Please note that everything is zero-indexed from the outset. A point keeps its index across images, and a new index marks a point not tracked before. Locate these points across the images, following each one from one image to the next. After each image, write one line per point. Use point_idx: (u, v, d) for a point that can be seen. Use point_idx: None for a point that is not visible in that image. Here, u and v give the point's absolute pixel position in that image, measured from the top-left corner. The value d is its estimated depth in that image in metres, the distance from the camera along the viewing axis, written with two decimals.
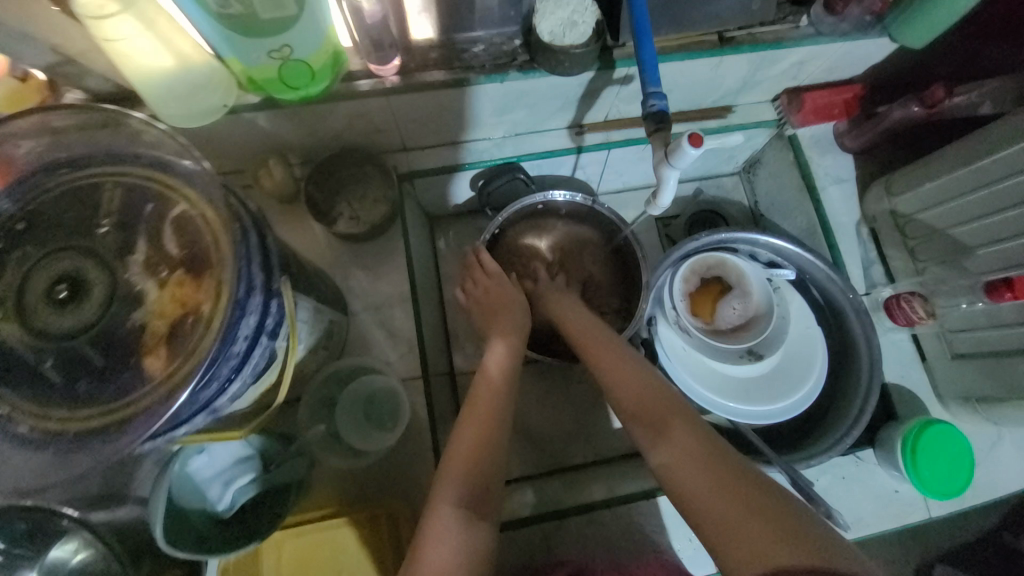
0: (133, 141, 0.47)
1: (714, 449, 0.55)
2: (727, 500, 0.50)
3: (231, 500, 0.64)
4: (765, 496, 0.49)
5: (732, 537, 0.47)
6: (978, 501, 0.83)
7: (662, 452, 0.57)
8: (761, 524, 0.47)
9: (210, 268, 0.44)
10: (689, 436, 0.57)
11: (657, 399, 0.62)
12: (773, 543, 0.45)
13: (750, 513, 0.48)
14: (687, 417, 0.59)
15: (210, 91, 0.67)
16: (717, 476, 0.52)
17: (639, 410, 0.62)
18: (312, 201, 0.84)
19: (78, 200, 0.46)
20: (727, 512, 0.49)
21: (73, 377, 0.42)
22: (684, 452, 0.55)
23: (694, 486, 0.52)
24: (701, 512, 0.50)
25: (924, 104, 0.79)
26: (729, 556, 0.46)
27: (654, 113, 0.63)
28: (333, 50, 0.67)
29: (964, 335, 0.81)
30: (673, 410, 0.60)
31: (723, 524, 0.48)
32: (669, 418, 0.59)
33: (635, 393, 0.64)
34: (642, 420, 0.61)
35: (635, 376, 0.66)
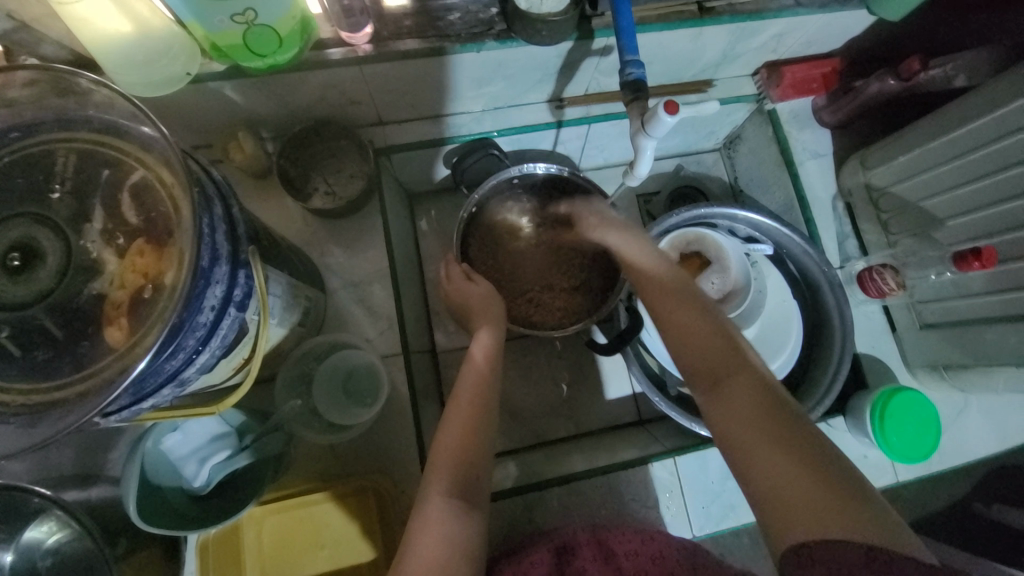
0: (82, 104, 0.44)
1: (780, 411, 0.51)
2: (783, 456, 0.48)
3: (207, 477, 0.63)
4: (828, 463, 0.47)
5: (779, 492, 0.46)
6: (944, 465, 0.87)
7: (723, 405, 0.54)
8: (813, 486, 0.45)
9: (172, 236, 0.43)
10: (754, 393, 0.53)
11: (720, 350, 0.59)
12: (820, 505, 0.44)
13: (803, 474, 0.46)
14: (752, 373, 0.56)
15: (171, 57, 0.64)
16: (778, 437, 0.49)
17: (704, 360, 0.59)
18: (285, 175, 0.82)
19: (30, 166, 0.43)
20: (782, 470, 0.47)
21: (29, 348, 0.40)
22: (747, 407, 0.52)
23: (750, 442, 0.50)
24: (755, 469, 0.48)
25: (900, 77, 0.79)
26: (771, 511, 0.46)
27: (630, 82, 0.62)
28: (300, 16, 0.64)
29: (932, 306, 0.83)
30: (739, 363, 0.57)
31: (773, 479, 0.47)
32: (734, 372, 0.56)
33: (697, 343, 0.60)
34: (703, 372, 0.58)
35: (699, 326, 0.62)
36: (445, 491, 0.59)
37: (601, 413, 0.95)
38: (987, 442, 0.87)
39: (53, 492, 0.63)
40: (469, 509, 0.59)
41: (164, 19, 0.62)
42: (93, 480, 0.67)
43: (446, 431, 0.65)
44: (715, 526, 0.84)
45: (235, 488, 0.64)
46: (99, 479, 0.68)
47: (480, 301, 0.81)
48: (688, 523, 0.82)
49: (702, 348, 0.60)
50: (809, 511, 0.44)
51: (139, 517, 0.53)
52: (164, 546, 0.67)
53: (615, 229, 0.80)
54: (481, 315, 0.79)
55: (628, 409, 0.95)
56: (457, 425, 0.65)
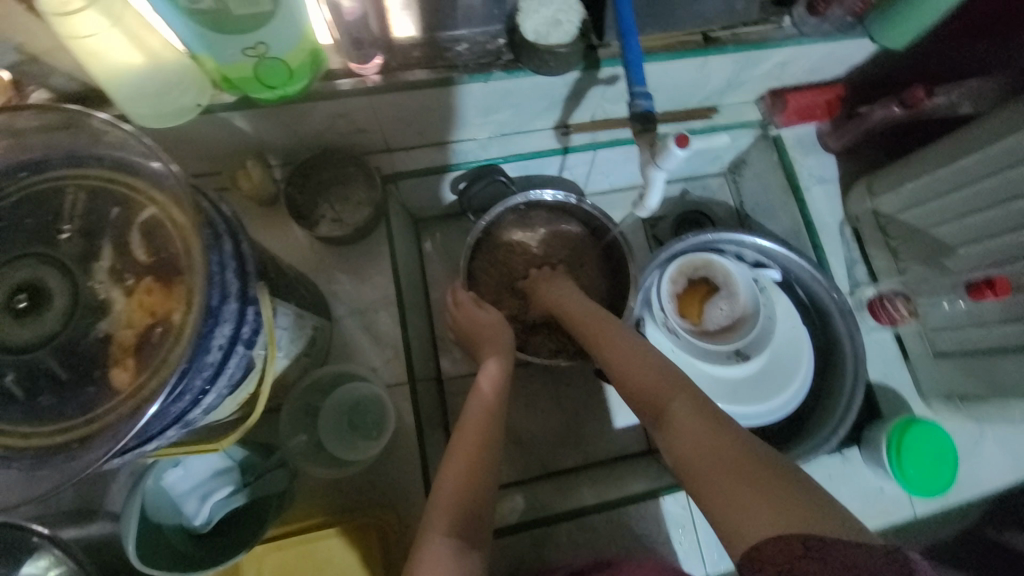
0: (94, 140, 0.44)
1: (718, 424, 0.49)
2: (716, 463, 0.46)
3: (208, 515, 0.62)
4: (758, 457, 0.45)
5: (726, 505, 0.43)
6: (962, 497, 0.85)
7: (666, 431, 0.52)
8: (758, 489, 0.42)
9: (182, 274, 0.42)
10: (692, 412, 0.51)
11: (658, 379, 0.58)
12: (767, 507, 0.41)
13: (744, 479, 0.43)
14: (689, 393, 0.54)
15: (183, 90, 0.65)
16: (717, 449, 0.47)
17: (642, 390, 0.58)
18: (293, 203, 0.82)
19: (40, 203, 0.43)
20: (725, 481, 0.44)
21: (34, 391, 0.40)
22: (687, 427, 0.50)
23: (689, 451, 0.48)
24: (695, 479, 0.46)
25: (904, 105, 0.80)
26: (723, 524, 0.42)
27: (638, 113, 0.61)
28: (311, 49, 0.65)
29: (945, 333, 0.82)
30: (675, 387, 0.55)
31: (720, 493, 0.44)
32: (670, 397, 0.55)
33: (634, 374, 0.60)
34: (647, 404, 0.57)
35: (639, 359, 0.62)
36: (455, 532, 0.57)
37: (609, 442, 0.93)
38: (1004, 472, 0.85)
39: (50, 530, 0.62)
40: (477, 550, 0.57)
41: (175, 52, 0.62)
42: (91, 516, 0.65)
43: (453, 465, 0.63)
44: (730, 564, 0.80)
45: (238, 525, 0.62)
46: (96, 515, 0.66)
47: (487, 329, 0.80)
48: (701, 563, 0.79)
49: (642, 380, 0.59)
50: (756, 514, 0.41)
51: (137, 557, 0.51)
52: None
53: (557, 286, 0.83)
54: (489, 345, 0.78)
55: (638, 438, 0.93)
56: (464, 459, 0.63)
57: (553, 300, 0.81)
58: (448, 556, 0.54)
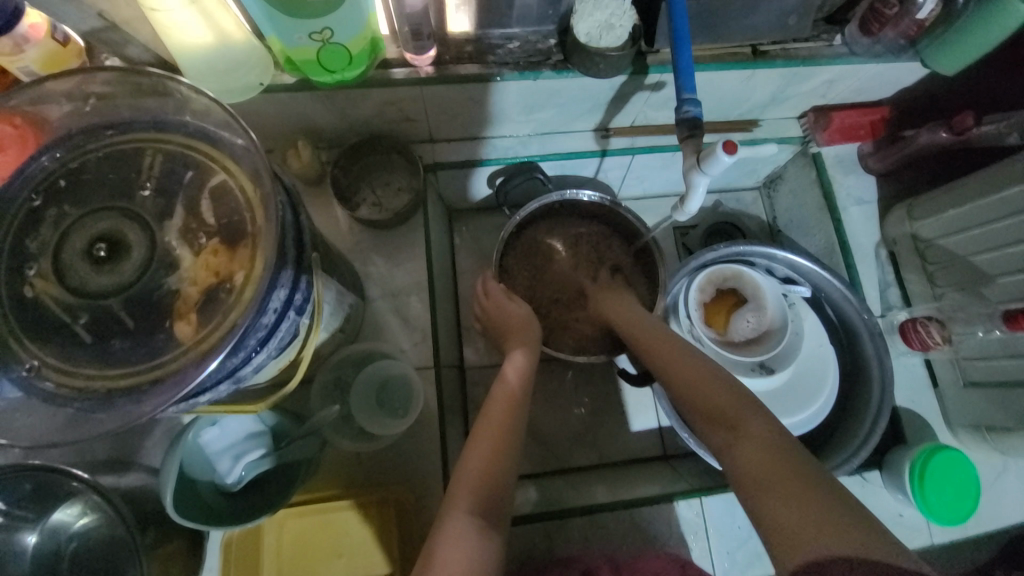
0: (180, 109, 0.47)
1: (785, 445, 0.51)
2: (781, 483, 0.47)
3: (240, 475, 0.63)
4: (823, 483, 0.46)
5: (788, 519, 0.44)
6: (983, 530, 0.83)
7: (729, 444, 0.54)
8: (822, 509, 0.44)
9: (247, 239, 0.45)
10: (759, 430, 0.53)
11: (723, 394, 0.59)
12: (831, 527, 0.42)
13: (810, 498, 0.45)
14: (755, 411, 0.56)
15: (248, 68, 0.68)
16: (784, 468, 0.48)
17: (703, 404, 0.60)
18: (337, 184, 0.85)
19: (121, 162, 0.46)
20: (788, 496, 0.46)
21: (103, 337, 0.42)
22: (753, 444, 0.52)
23: (752, 467, 0.50)
24: (757, 495, 0.48)
25: (952, 131, 0.79)
26: (780, 537, 0.44)
27: (686, 119, 0.63)
28: (370, 37, 0.68)
29: (978, 363, 0.81)
30: (741, 404, 0.57)
31: (781, 506, 0.46)
32: (736, 413, 0.56)
33: (697, 386, 0.62)
34: (707, 416, 0.59)
35: (701, 371, 0.63)
36: (476, 512, 0.58)
37: (625, 444, 0.93)
38: None
39: (91, 476, 0.65)
40: (496, 532, 0.58)
41: (245, 33, 0.65)
42: (128, 467, 0.69)
43: (475, 449, 0.64)
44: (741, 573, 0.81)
45: (266, 487, 0.64)
46: (133, 466, 0.69)
47: (516, 321, 0.81)
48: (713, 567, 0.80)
49: (705, 391, 0.61)
50: (817, 531, 0.42)
51: (173, 507, 0.54)
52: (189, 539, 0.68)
53: (625, 302, 0.82)
54: (516, 337, 0.79)
55: (653, 442, 0.93)
56: (488, 445, 0.64)
57: (624, 318, 0.79)
58: (470, 533, 0.55)
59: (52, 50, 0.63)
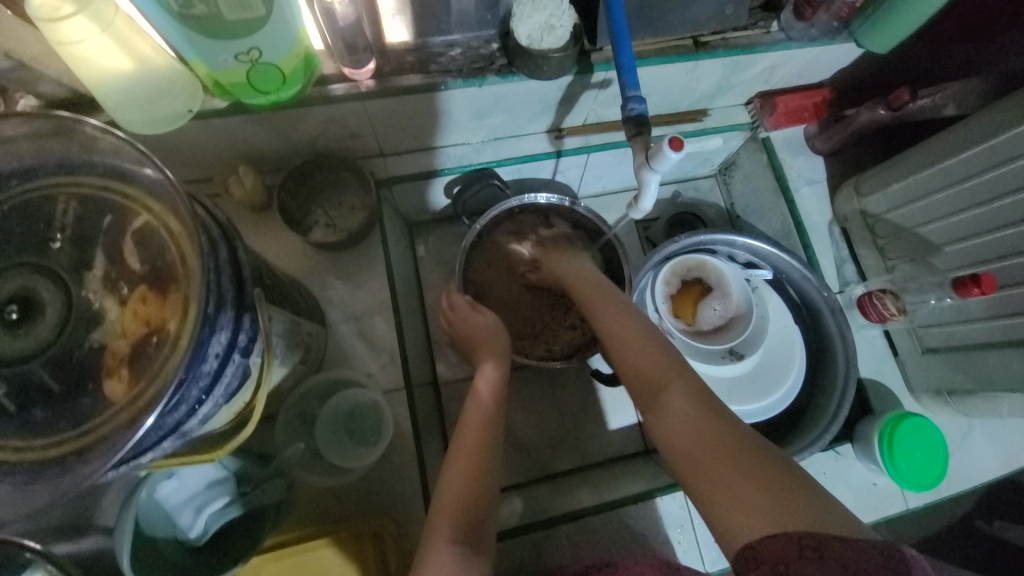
0: (88, 148, 0.43)
1: (719, 418, 0.50)
2: (719, 462, 0.46)
3: (204, 527, 0.60)
4: (752, 453, 0.46)
5: (723, 498, 0.44)
6: (954, 490, 0.86)
7: (664, 418, 0.53)
8: (754, 483, 0.44)
9: (177, 284, 0.41)
10: (691, 405, 0.52)
11: (657, 365, 0.57)
12: (761, 500, 0.42)
13: (742, 475, 0.44)
14: (686, 381, 0.54)
15: (173, 95, 0.64)
16: (717, 443, 0.48)
17: (638, 372, 0.58)
18: (285, 209, 0.81)
19: (31, 212, 0.42)
20: (724, 478, 0.45)
21: (26, 405, 0.39)
22: (687, 419, 0.51)
23: (688, 441, 0.49)
24: (695, 471, 0.47)
25: (890, 107, 0.82)
26: (718, 516, 0.44)
27: (633, 117, 0.63)
28: (304, 53, 0.64)
29: (933, 330, 0.84)
30: (675, 375, 0.55)
31: (717, 484, 0.45)
32: (669, 386, 0.55)
33: (631, 353, 0.60)
34: (641, 386, 0.58)
35: (636, 340, 0.61)
36: (456, 538, 0.57)
37: (607, 443, 0.93)
38: (994, 466, 0.86)
39: (42, 545, 0.60)
40: (480, 555, 0.56)
41: (166, 58, 0.62)
42: (84, 531, 0.64)
43: (451, 473, 0.63)
44: (729, 560, 0.82)
45: (234, 538, 0.61)
46: (89, 529, 0.65)
47: (484, 333, 0.80)
48: (699, 558, 0.81)
49: (641, 364, 0.59)
50: (752, 509, 0.42)
51: (132, 571, 0.49)
52: None
53: (570, 258, 0.81)
54: (486, 349, 0.78)
55: (634, 438, 0.94)
56: (465, 464, 0.63)
57: (566, 272, 0.78)
58: (455, 562, 0.54)
59: None
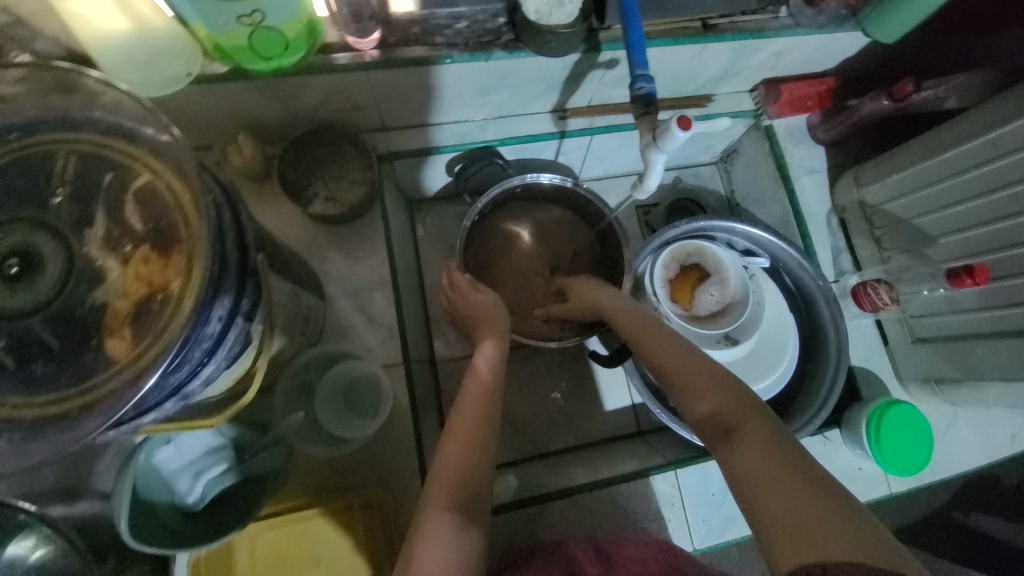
0: (91, 104, 0.43)
1: (787, 447, 0.50)
2: (787, 488, 0.47)
3: (201, 492, 0.62)
4: (822, 485, 0.47)
5: (793, 526, 0.44)
6: (936, 476, 0.89)
7: (730, 439, 0.53)
8: (831, 519, 0.44)
9: (180, 245, 0.41)
10: (766, 436, 0.52)
11: (723, 390, 0.58)
12: (838, 535, 0.42)
13: (812, 504, 0.45)
14: (757, 414, 0.55)
15: (172, 57, 0.62)
16: (784, 469, 0.48)
17: (700, 396, 0.59)
18: (285, 180, 0.80)
19: (29, 166, 0.41)
20: (794, 504, 0.45)
21: (26, 361, 0.38)
22: (758, 447, 0.51)
23: (754, 465, 0.50)
24: (760, 493, 0.47)
25: (893, 98, 0.82)
26: (780, 536, 0.44)
27: (640, 96, 0.62)
28: (308, 19, 0.63)
29: (925, 320, 0.85)
30: (746, 407, 0.55)
31: (788, 511, 0.45)
32: (735, 411, 0.55)
33: (692, 376, 0.61)
34: (706, 412, 0.58)
35: (704, 369, 0.61)
36: (454, 508, 0.57)
37: (601, 424, 0.94)
38: (975, 454, 0.89)
39: (38, 508, 0.60)
40: (476, 525, 0.57)
41: (164, 18, 0.60)
42: (79, 495, 0.64)
43: (448, 446, 0.63)
44: (716, 538, 0.84)
45: (233, 504, 0.61)
46: (85, 494, 0.65)
47: (484, 311, 0.80)
48: (688, 536, 0.83)
49: (706, 389, 0.59)
50: (828, 539, 0.42)
51: (129, 534, 0.50)
52: (152, 564, 0.65)
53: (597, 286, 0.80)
54: (485, 328, 0.78)
55: (628, 420, 0.95)
56: (462, 438, 0.63)
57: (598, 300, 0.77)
58: (451, 531, 0.55)
59: None
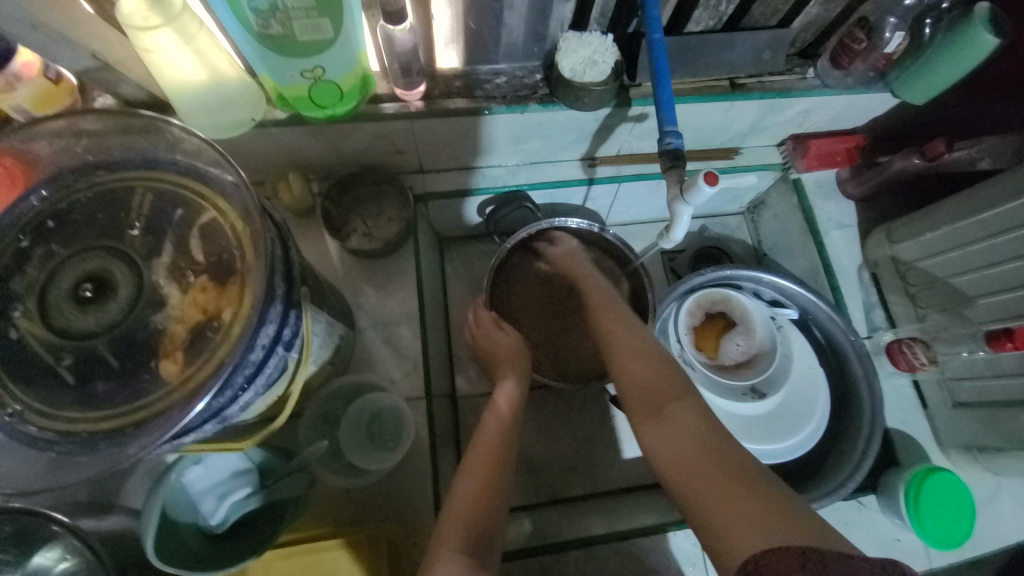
0: (171, 147, 0.48)
1: (715, 435, 0.55)
2: (717, 479, 0.50)
3: (224, 516, 0.62)
4: (749, 472, 0.50)
5: (721, 510, 0.47)
6: (981, 553, 0.82)
7: (664, 432, 0.57)
8: (751, 499, 0.47)
9: (235, 275, 0.45)
10: (694, 423, 0.56)
11: (659, 382, 0.63)
12: (758, 519, 0.45)
13: (742, 491, 0.48)
14: (687, 401, 0.59)
15: (240, 104, 0.69)
16: (708, 457, 0.52)
17: (643, 389, 0.63)
18: (327, 216, 0.85)
19: (112, 201, 0.47)
20: (722, 493, 0.49)
21: (88, 377, 0.42)
22: (693, 442, 0.54)
23: (687, 458, 0.54)
24: (692, 483, 0.51)
25: (925, 157, 0.82)
26: (715, 531, 0.47)
27: (669, 151, 0.65)
28: (361, 74, 0.70)
29: (965, 383, 0.82)
30: (682, 398, 0.60)
31: (711, 497, 0.49)
32: (671, 402, 0.60)
33: (636, 371, 0.65)
34: (644, 403, 0.62)
35: (642, 358, 0.67)
36: (469, 548, 0.57)
37: (621, 472, 0.92)
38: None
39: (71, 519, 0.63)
40: (491, 569, 0.57)
41: (238, 71, 0.67)
42: (108, 509, 0.66)
43: (464, 483, 0.63)
44: None
45: (252, 530, 0.63)
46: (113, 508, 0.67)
47: (507, 350, 0.81)
48: None
49: (647, 379, 0.64)
50: (753, 523, 0.45)
51: (155, 554, 0.51)
52: None
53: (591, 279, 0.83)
54: (508, 366, 0.79)
55: (648, 470, 0.92)
56: (480, 477, 0.63)
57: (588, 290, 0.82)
58: (465, 574, 0.54)
59: (43, 88, 0.64)
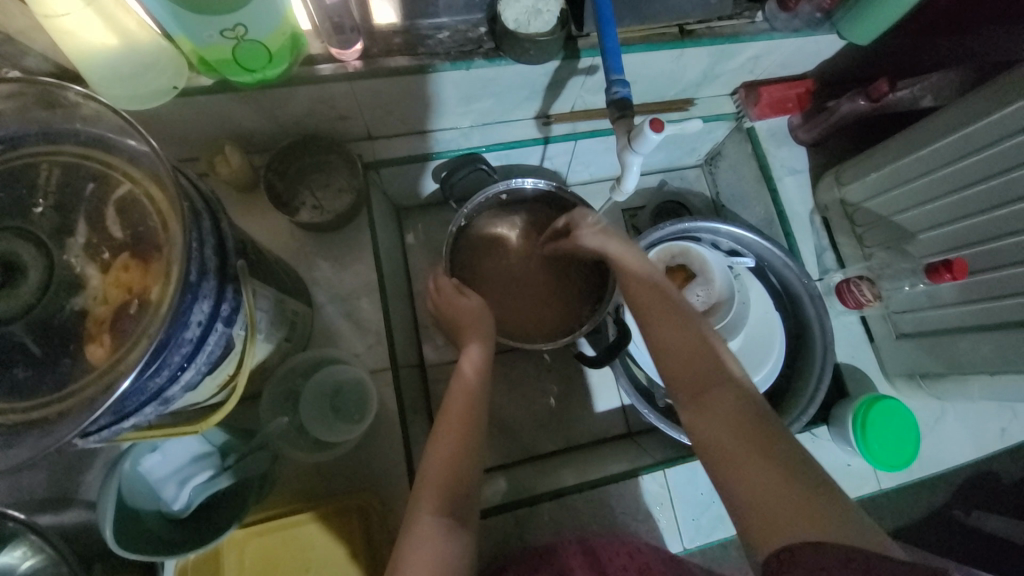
0: (72, 116, 0.44)
1: (760, 422, 0.53)
2: (760, 466, 0.49)
3: (187, 500, 0.61)
4: (795, 464, 0.49)
5: (760, 498, 0.47)
6: (924, 472, 0.89)
7: (702, 415, 0.56)
8: (797, 492, 0.46)
9: (160, 251, 0.42)
10: (735, 408, 0.55)
11: (698, 361, 0.60)
12: (801, 515, 0.44)
13: (787, 483, 0.47)
14: (731, 384, 0.57)
15: (158, 71, 0.64)
16: (751, 445, 0.51)
17: (682, 367, 0.61)
18: (272, 190, 0.81)
19: (13, 179, 0.43)
20: (761, 482, 0.48)
21: (5, 367, 0.39)
22: (732, 426, 0.53)
23: (727, 443, 0.52)
24: (731, 466, 0.51)
25: (870, 98, 0.83)
26: (756, 519, 0.46)
27: (616, 100, 0.64)
28: (290, 32, 0.65)
29: (907, 315, 0.86)
30: (721, 379, 0.58)
31: (749, 483, 0.49)
32: (713, 383, 0.58)
33: (672, 346, 0.63)
34: (684, 381, 0.60)
35: (680, 332, 0.63)
36: (442, 509, 0.58)
37: (591, 425, 0.95)
38: (963, 448, 0.89)
39: (26, 518, 0.61)
40: (464, 526, 0.58)
41: (150, 33, 0.61)
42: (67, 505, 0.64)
43: (434, 448, 0.63)
44: (706, 538, 0.84)
45: (218, 511, 0.62)
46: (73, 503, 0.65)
47: (470, 315, 0.81)
48: (679, 537, 0.83)
49: (684, 356, 0.61)
50: (796, 517, 0.45)
51: (116, 541, 0.51)
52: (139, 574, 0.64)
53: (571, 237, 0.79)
54: (472, 331, 0.79)
55: (618, 421, 0.96)
56: (449, 440, 0.64)
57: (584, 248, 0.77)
58: (438, 533, 0.55)
59: None
